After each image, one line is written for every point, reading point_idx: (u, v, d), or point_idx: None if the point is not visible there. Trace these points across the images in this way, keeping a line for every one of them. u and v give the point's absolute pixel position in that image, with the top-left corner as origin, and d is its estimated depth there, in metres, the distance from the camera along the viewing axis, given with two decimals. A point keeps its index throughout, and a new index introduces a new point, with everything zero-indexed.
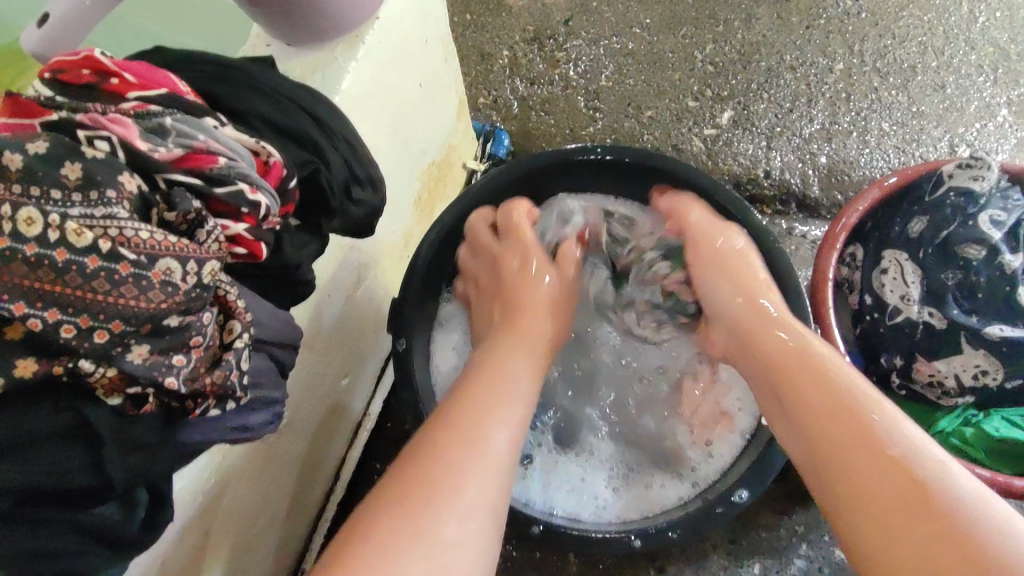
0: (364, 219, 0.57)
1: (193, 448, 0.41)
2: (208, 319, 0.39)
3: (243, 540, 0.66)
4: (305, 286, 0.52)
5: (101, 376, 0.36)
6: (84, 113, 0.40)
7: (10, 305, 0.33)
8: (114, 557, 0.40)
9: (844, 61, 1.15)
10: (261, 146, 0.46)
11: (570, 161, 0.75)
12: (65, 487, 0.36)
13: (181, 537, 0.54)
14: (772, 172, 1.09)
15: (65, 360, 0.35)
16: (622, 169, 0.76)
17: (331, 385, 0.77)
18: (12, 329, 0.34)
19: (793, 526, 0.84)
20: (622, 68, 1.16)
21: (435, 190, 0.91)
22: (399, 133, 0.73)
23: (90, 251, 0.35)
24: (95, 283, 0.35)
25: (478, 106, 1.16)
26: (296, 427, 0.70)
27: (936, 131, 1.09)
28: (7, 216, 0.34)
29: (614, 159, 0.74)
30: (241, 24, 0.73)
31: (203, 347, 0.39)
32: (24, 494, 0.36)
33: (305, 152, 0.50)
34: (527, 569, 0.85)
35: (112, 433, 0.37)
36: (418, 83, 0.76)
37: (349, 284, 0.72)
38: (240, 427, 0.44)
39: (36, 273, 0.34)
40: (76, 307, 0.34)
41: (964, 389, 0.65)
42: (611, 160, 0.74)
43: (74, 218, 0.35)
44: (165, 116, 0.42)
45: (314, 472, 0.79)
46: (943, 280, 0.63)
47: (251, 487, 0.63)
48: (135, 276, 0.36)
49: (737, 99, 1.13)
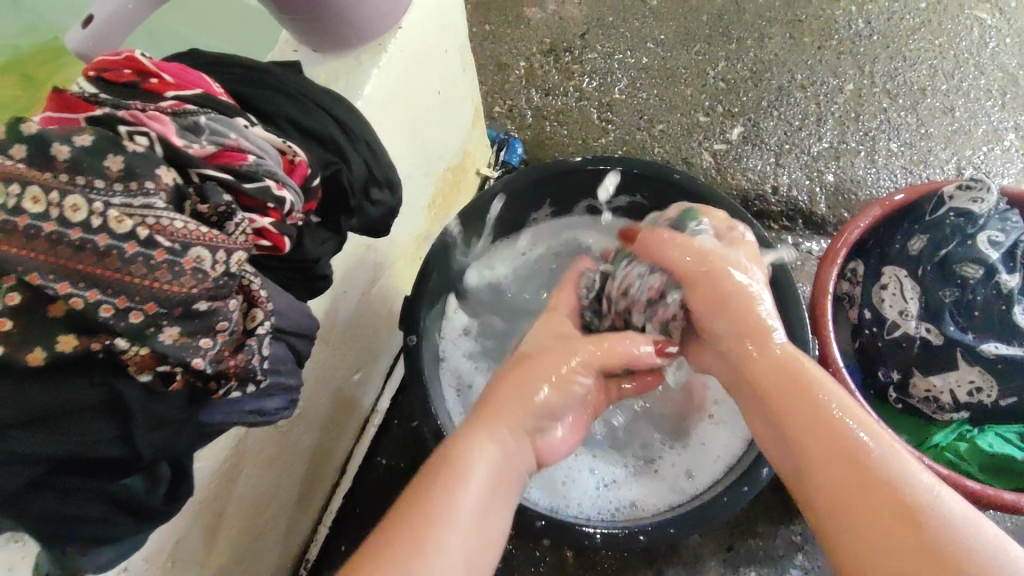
0: (382, 219, 0.59)
1: (213, 428, 0.44)
2: (234, 306, 0.42)
3: (253, 524, 0.68)
4: (324, 280, 0.54)
5: (134, 354, 0.38)
6: (126, 111, 0.43)
7: (55, 285, 0.36)
8: (138, 525, 0.43)
9: (854, 81, 1.17)
10: (288, 145, 0.48)
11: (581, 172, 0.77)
12: (95, 457, 0.39)
13: (196, 517, 0.56)
14: (780, 189, 1.10)
15: (102, 337, 0.38)
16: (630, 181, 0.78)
17: (342, 378, 0.79)
18: (56, 306, 0.37)
19: (790, 536, 0.86)
20: (635, 82, 1.19)
21: (449, 195, 0.94)
22: (416, 138, 0.76)
23: (129, 238, 0.38)
24: (132, 267, 0.38)
25: (493, 115, 1.19)
26: (308, 417, 0.72)
27: (943, 153, 1.11)
28: (55, 203, 0.37)
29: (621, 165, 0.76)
30: (271, 29, 0.76)
31: (227, 332, 0.42)
32: (56, 463, 0.38)
33: (327, 152, 0.53)
34: (525, 568, 0.87)
35: (140, 407, 0.39)
36: (437, 91, 0.78)
37: (365, 281, 0.74)
38: (255, 411, 0.47)
39: (80, 255, 0.37)
40: (115, 289, 0.37)
41: (959, 404, 0.66)
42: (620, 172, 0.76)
43: (116, 207, 0.38)
44: (199, 115, 0.45)
45: (322, 463, 0.82)
46: (941, 297, 0.65)
47: (264, 472, 0.66)
48: (169, 263, 0.38)
49: (747, 115, 1.16)
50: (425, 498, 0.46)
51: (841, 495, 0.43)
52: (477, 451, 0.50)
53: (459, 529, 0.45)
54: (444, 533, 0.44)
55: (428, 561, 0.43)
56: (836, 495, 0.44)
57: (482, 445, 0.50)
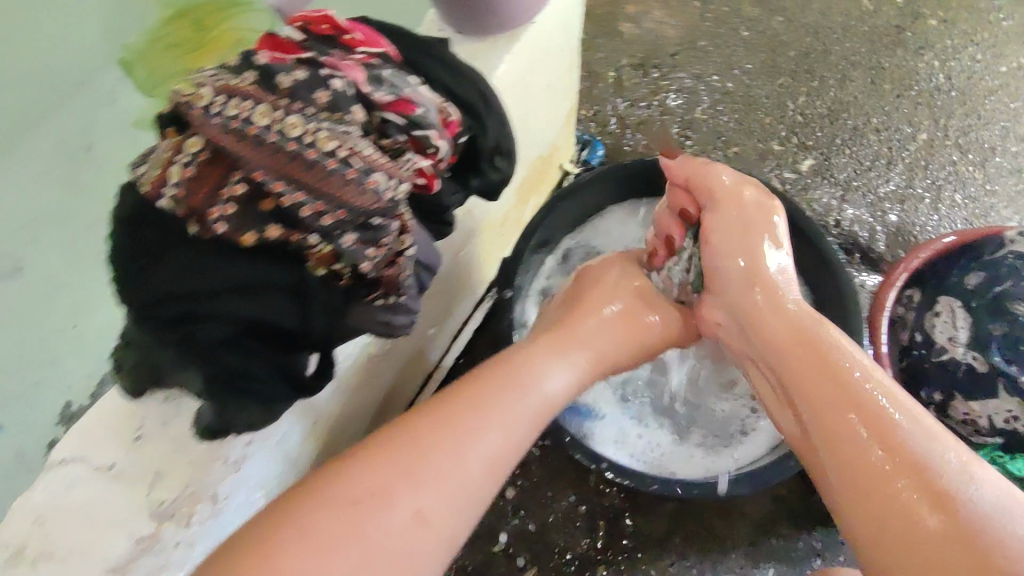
0: (499, 184, 0.67)
1: (356, 328, 0.53)
2: (396, 227, 0.50)
3: (337, 437, 0.78)
4: (448, 227, 0.63)
5: (319, 249, 0.47)
6: (327, 57, 0.52)
7: (273, 184, 0.46)
8: (285, 393, 0.53)
9: (928, 132, 1.22)
10: (445, 105, 0.57)
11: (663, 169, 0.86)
12: (273, 330, 0.49)
13: (313, 411, 0.66)
14: (843, 223, 1.16)
15: (299, 233, 0.46)
16: None
17: (424, 328, 0.89)
18: (267, 202, 0.46)
19: (810, 543, 0.91)
20: (717, 105, 1.26)
21: (536, 182, 1.03)
22: (524, 123, 0.84)
23: (331, 156, 0.47)
24: (331, 179, 0.46)
25: (579, 117, 1.27)
26: (395, 354, 0.82)
27: (1006, 211, 1.15)
28: (278, 120, 0.47)
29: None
30: (413, 10, 0.86)
31: (388, 247, 0.50)
32: (244, 328, 0.48)
33: (469, 116, 0.62)
34: (557, 529, 0.95)
35: (316, 295, 0.48)
36: (548, 84, 0.87)
37: (461, 243, 0.84)
38: (390, 322, 0.55)
39: (294, 164, 0.46)
40: (316, 195, 0.46)
41: (994, 430, 0.71)
42: None
43: (323, 130, 0.47)
44: (383, 70, 0.54)
45: (393, 400, 0.92)
46: (990, 329, 0.70)
47: (358, 391, 0.76)
48: (358, 181, 0.47)
49: (820, 149, 1.22)
50: (479, 397, 0.57)
51: (867, 485, 0.49)
52: (536, 370, 0.62)
53: (495, 429, 0.55)
54: (479, 425, 0.54)
55: (460, 444, 0.53)
56: (865, 487, 0.49)
57: (532, 367, 0.62)
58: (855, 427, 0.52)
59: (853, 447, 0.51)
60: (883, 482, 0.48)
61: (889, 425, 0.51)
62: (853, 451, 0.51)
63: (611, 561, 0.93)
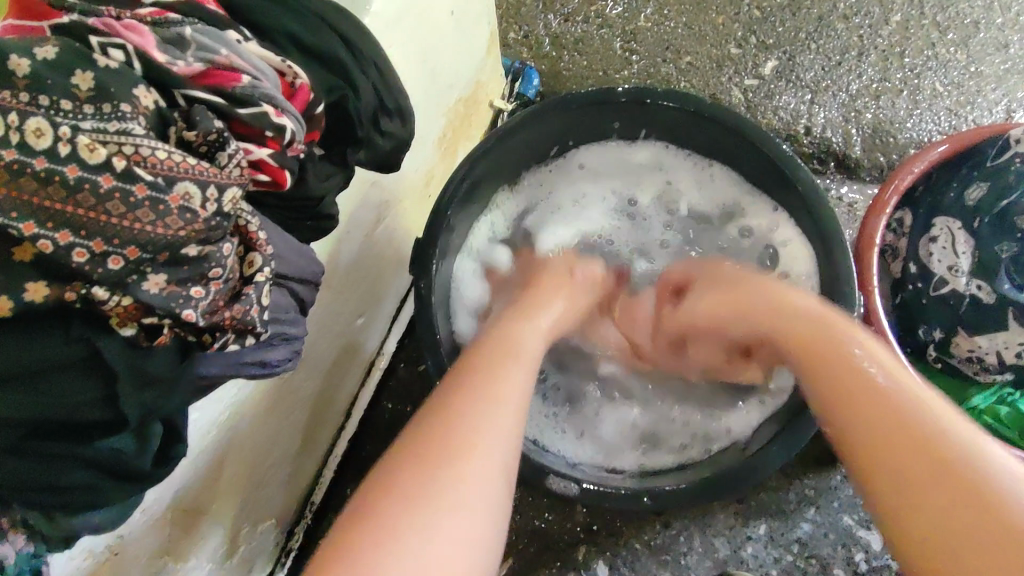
0: (392, 152, 0.53)
1: (209, 383, 0.40)
2: (229, 250, 0.37)
3: (256, 469, 0.70)
4: (328, 220, 0.49)
5: (116, 304, 0.34)
6: (97, 18, 0.36)
7: (18, 224, 0.31)
8: (123, 488, 0.39)
9: (902, 12, 1.07)
10: (287, 66, 0.42)
11: (561, 102, 0.69)
12: (80, 419, 0.35)
13: (193, 467, 0.56)
14: (813, 129, 1.03)
15: (78, 284, 0.33)
16: (669, 115, 0.71)
17: (346, 323, 0.77)
18: (22, 250, 0.32)
19: (802, 490, 0.86)
20: (662, 9, 1.09)
21: (460, 130, 0.88)
22: (427, 62, 0.69)
23: (104, 169, 0.32)
24: (109, 205, 0.32)
25: (507, 42, 1.09)
26: (309, 363, 0.72)
27: (993, 94, 1.02)
28: (14, 126, 0.31)
29: (612, 93, 0.69)
30: None
31: (222, 280, 0.37)
32: (34, 425, 0.35)
33: (331, 74, 0.46)
34: (533, 516, 0.88)
35: (125, 365, 0.35)
36: (451, 11, 0.71)
37: (370, 222, 0.71)
38: (260, 362, 0.43)
39: (46, 190, 0.31)
40: (89, 230, 0.32)
41: (1005, 366, 0.62)
42: (670, 105, 0.69)
43: (86, 132, 0.32)
44: (185, 26, 0.38)
45: (325, 410, 0.82)
46: (997, 253, 0.59)
47: (264, 421, 0.67)
48: (152, 199, 0.33)
49: (783, 48, 1.07)
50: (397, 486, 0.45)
51: (902, 468, 0.41)
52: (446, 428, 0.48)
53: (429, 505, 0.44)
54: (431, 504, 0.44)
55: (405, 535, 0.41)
56: (911, 437, 0.42)
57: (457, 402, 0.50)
58: (882, 418, 0.44)
59: (906, 444, 0.42)
60: (937, 462, 0.40)
61: (854, 371, 0.47)
62: (893, 431, 0.43)
63: (588, 541, 0.87)
